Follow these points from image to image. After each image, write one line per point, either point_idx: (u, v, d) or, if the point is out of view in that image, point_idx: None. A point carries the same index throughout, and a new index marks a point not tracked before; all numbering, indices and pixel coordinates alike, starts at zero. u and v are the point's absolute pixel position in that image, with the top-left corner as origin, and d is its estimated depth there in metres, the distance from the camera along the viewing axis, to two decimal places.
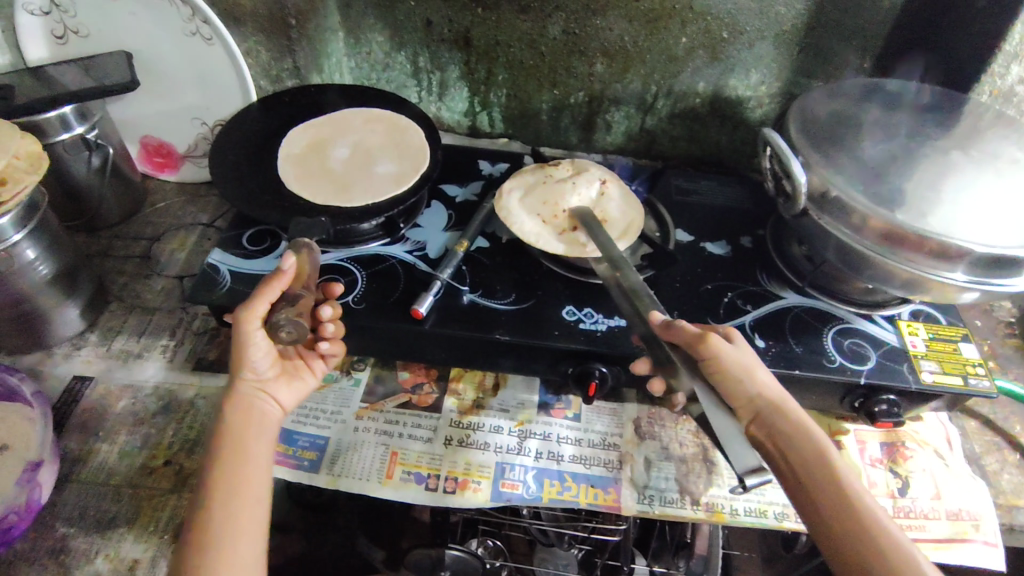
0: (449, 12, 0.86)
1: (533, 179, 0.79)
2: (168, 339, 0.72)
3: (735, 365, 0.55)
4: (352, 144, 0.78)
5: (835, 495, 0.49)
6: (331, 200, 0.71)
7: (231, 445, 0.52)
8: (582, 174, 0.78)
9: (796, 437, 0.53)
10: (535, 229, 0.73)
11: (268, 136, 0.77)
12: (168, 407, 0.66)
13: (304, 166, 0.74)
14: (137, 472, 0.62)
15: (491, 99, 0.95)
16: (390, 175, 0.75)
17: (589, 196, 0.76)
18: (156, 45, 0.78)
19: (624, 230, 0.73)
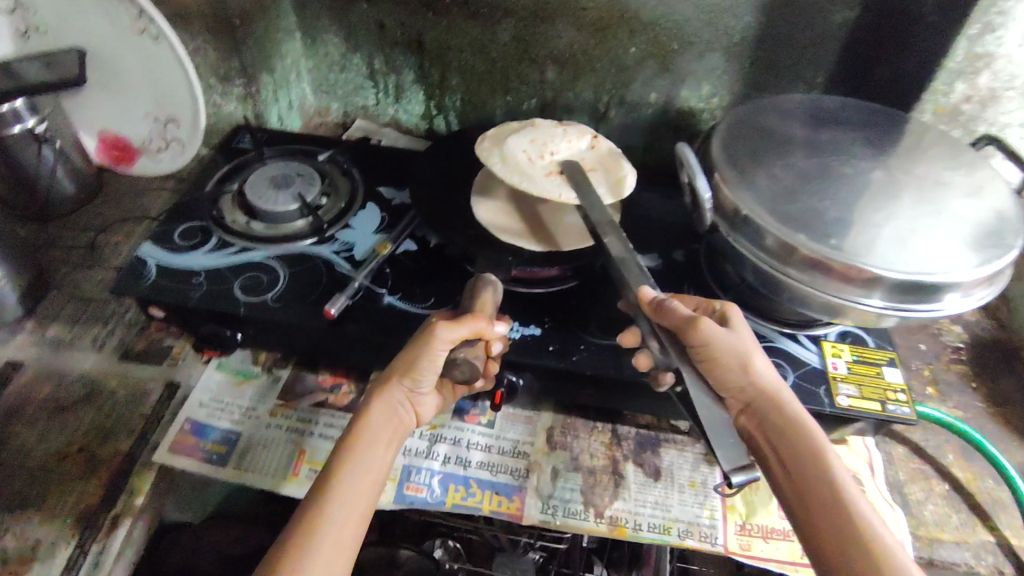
0: (401, 15, 0.86)
1: (515, 124, 0.77)
2: (100, 329, 0.73)
3: (724, 353, 0.53)
4: None
5: (824, 491, 0.48)
6: (516, 238, 0.71)
7: (356, 453, 0.53)
8: (573, 127, 0.76)
9: (789, 429, 0.52)
10: (521, 163, 0.70)
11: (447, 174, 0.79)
12: (91, 394, 0.68)
13: (506, 213, 0.74)
14: (52, 456, 0.63)
15: (447, 103, 0.95)
16: (579, 226, 0.72)
17: (580, 144, 0.74)
18: (108, 42, 0.80)
19: (618, 179, 0.70)
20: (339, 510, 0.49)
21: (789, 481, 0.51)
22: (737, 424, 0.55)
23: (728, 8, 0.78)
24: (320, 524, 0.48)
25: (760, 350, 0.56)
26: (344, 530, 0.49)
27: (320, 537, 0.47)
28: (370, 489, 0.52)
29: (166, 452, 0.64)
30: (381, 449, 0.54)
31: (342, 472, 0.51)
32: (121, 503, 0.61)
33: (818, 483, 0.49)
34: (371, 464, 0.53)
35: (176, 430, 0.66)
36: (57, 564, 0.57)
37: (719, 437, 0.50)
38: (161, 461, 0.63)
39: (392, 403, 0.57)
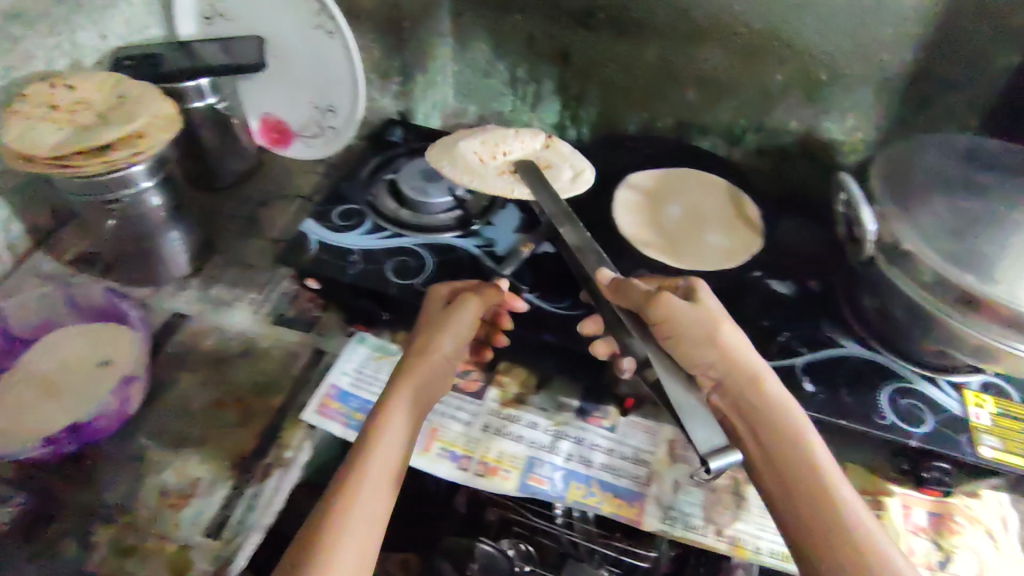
0: (552, 29, 0.90)
1: (473, 133, 0.87)
2: (256, 294, 0.79)
3: (687, 328, 0.56)
4: (681, 203, 0.79)
5: (803, 468, 0.51)
6: (663, 256, 0.72)
7: (383, 424, 0.56)
8: (525, 129, 0.86)
9: (762, 408, 0.54)
10: (478, 172, 0.80)
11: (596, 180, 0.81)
12: (247, 352, 0.74)
13: (643, 231, 0.75)
14: (213, 404, 0.69)
15: (581, 116, 0.98)
16: (720, 248, 0.75)
17: (533, 145, 0.84)
18: (283, 33, 0.86)
19: (572, 176, 0.79)
20: (370, 480, 0.52)
21: (765, 462, 0.53)
22: (710, 404, 0.56)
23: (886, 43, 0.78)
24: (354, 495, 0.51)
25: (729, 321, 0.59)
26: (373, 496, 0.52)
27: (356, 506, 0.50)
28: (396, 457, 0.55)
29: (314, 414, 0.68)
30: (405, 417, 0.57)
31: (372, 445, 0.54)
32: (272, 455, 0.65)
33: (794, 461, 0.52)
34: (398, 433, 0.56)
35: (322, 394, 0.70)
36: (216, 501, 0.62)
37: (691, 418, 0.54)
38: (310, 421, 0.68)
39: (420, 377, 0.60)
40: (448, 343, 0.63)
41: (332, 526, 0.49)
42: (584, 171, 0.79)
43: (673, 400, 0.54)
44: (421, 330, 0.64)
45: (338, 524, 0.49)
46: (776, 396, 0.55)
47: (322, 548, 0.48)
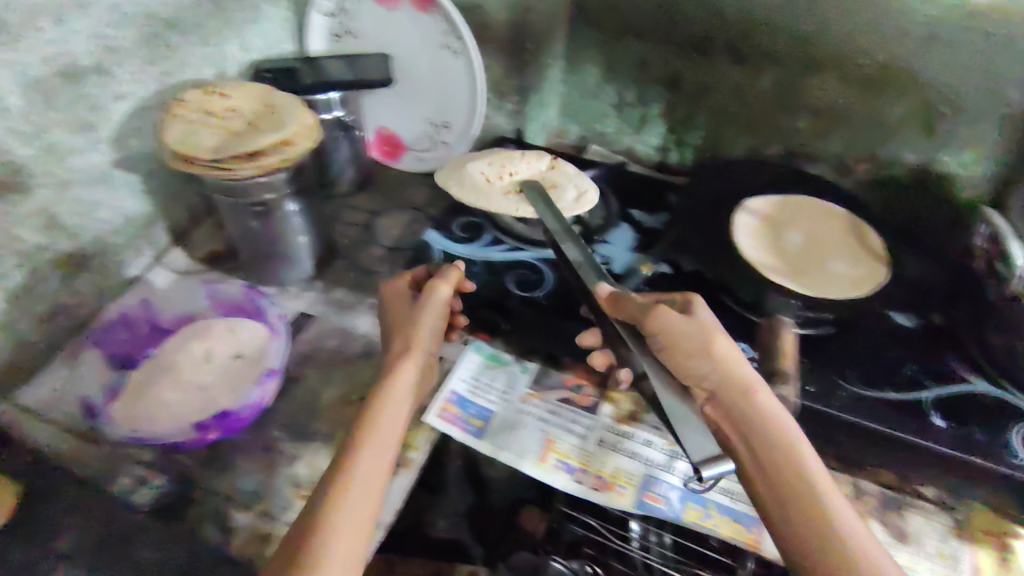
0: (667, 55, 0.92)
1: (487, 152, 0.88)
2: (374, 298, 0.82)
3: (681, 339, 0.57)
4: (800, 230, 0.80)
5: (798, 482, 0.51)
6: (791, 282, 0.73)
7: (378, 415, 0.56)
8: (532, 152, 0.88)
9: (756, 418, 0.54)
10: (487, 191, 0.81)
11: (715, 202, 0.82)
12: (368, 353, 0.76)
13: (768, 256, 0.76)
14: (338, 401, 0.72)
15: (686, 139, 1.00)
16: (845, 276, 0.76)
17: (539, 167, 0.86)
18: (409, 51, 0.90)
19: (577, 197, 0.80)
20: (369, 469, 0.52)
21: (761, 476, 0.52)
22: (703, 415, 0.56)
23: (1016, 78, 0.77)
24: (349, 483, 0.50)
25: (722, 331, 0.59)
26: (371, 483, 0.51)
27: (351, 494, 0.50)
28: (388, 450, 0.54)
29: (435, 417, 0.71)
30: (405, 410, 0.58)
31: (370, 436, 0.54)
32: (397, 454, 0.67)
33: (789, 475, 0.51)
34: (394, 424, 0.56)
35: (442, 399, 0.72)
36: None
37: (682, 429, 0.55)
38: (432, 424, 0.70)
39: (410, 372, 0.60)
40: (428, 336, 0.64)
41: (329, 513, 0.48)
42: (590, 193, 0.80)
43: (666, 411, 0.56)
44: (393, 321, 0.66)
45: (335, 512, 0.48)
46: (771, 406, 0.55)
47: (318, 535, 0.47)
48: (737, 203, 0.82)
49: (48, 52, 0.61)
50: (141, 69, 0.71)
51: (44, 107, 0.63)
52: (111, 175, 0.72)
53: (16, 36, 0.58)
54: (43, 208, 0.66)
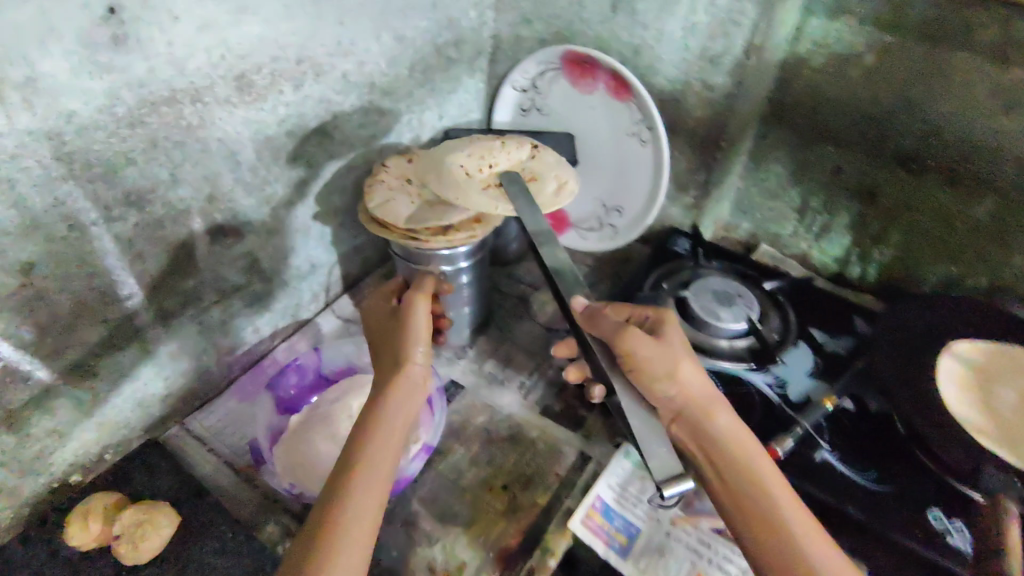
0: (867, 166, 0.86)
1: (459, 143, 0.75)
2: (526, 378, 0.80)
3: (652, 363, 0.55)
4: (1017, 389, 0.69)
5: (764, 499, 0.51)
6: (1000, 448, 0.63)
7: (386, 418, 0.55)
8: (512, 138, 0.76)
9: (718, 441, 0.54)
10: (461, 185, 0.69)
11: (918, 336, 0.73)
12: (514, 437, 0.74)
13: (972, 413, 0.66)
14: (480, 484, 0.69)
15: (873, 254, 0.92)
16: None
17: (519, 158, 0.74)
18: (594, 133, 0.90)
19: (558, 191, 0.70)
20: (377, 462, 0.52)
21: (728, 498, 0.52)
22: (669, 434, 0.56)
23: None
24: (352, 475, 0.51)
25: (685, 350, 0.58)
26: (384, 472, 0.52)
27: (359, 484, 0.50)
28: (389, 438, 0.54)
29: (580, 525, 0.65)
30: (411, 411, 0.57)
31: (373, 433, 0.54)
32: (536, 558, 0.63)
33: (755, 493, 0.51)
34: (400, 423, 0.56)
35: (587, 504, 0.67)
36: None
37: (650, 451, 0.52)
38: (576, 532, 0.65)
39: (411, 385, 0.59)
40: (419, 353, 0.61)
41: (342, 503, 0.49)
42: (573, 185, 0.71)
43: (637, 433, 0.53)
44: (381, 336, 0.65)
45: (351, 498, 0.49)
46: (732, 424, 0.55)
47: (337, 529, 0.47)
48: (944, 342, 0.73)
49: (284, 114, 0.66)
50: (353, 132, 0.75)
51: (270, 161, 0.67)
52: (309, 226, 0.76)
53: (264, 98, 0.63)
54: (249, 252, 0.70)
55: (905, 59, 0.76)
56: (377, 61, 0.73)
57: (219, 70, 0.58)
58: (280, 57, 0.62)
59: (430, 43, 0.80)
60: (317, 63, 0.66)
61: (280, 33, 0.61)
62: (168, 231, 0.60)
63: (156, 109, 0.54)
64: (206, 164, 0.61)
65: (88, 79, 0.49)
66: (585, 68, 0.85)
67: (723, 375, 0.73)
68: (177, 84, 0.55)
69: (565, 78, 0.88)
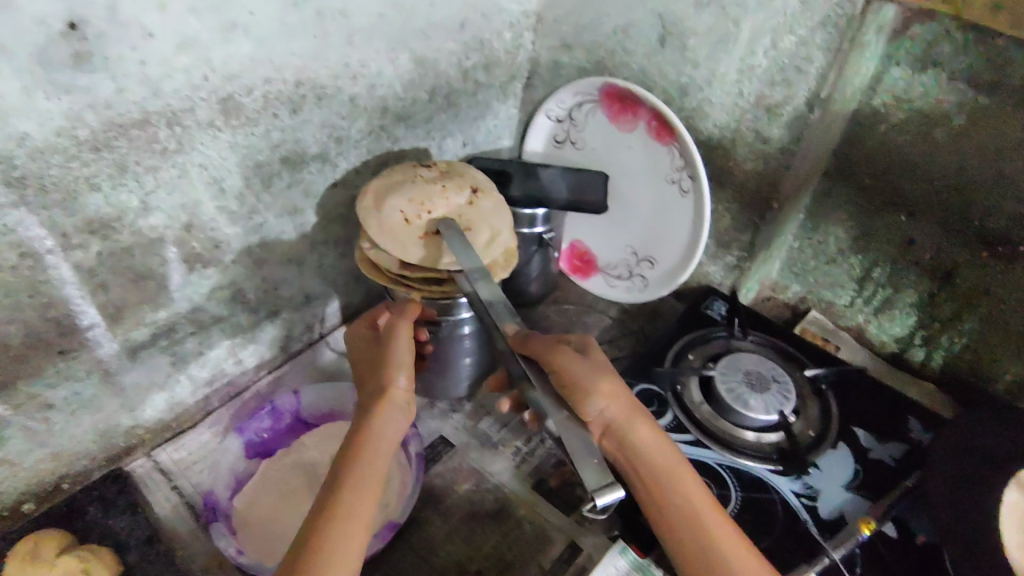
0: (944, 242, 0.74)
1: (400, 176, 0.68)
2: (522, 444, 0.73)
3: (583, 381, 0.54)
4: None
5: (684, 495, 0.52)
6: None
7: (374, 439, 0.53)
8: (454, 177, 0.69)
9: (645, 450, 0.54)
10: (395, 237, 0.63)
11: (987, 459, 0.61)
12: (499, 514, 0.66)
13: None
14: (453, 566, 0.62)
15: (941, 341, 0.80)
16: None
17: (458, 203, 0.67)
18: (631, 175, 0.81)
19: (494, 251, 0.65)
20: (365, 480, 0.50)
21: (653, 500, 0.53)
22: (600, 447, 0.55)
23: None
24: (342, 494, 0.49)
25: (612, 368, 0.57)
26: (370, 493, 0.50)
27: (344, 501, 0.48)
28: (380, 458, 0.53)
29: None
30: (396, 433, 0.56)
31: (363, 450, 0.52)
32: None
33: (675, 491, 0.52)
34: (388, 445, 0.54)
35: None
36: None
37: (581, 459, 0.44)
38: None
39: (396, 408, 0.57)
40: (404, 377, 0.59)
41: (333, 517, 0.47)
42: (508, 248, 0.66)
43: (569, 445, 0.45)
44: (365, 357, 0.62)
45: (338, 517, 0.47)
46: (656, 431, 0.55)
47: (322, 548, 0.45)
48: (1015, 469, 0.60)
49: (278, 140, 0.60)
50: (359, 160, 0.69)
51: (261, 189, 0.61)
52: (303, 255, 0.70)
53: (255, 122, 0.57)
54: (233, 282, 0.65)
55: (1000, 126, 0.65)
56: (391, 85, 0.67)
57: (202, 92, 0.52)
58: (275, 79, 0.56)
59: (455, 67, 0.73)
60: (319, 86, 0.60)
61: (277, 54, 0.55)
62: (137, 260, 0.55)
63: (125, 133, 0.49)
64: (184, 191, 0.55)
65: (44, 100, 0.44)
66: (626, 103, 0.77)
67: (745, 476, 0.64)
68: (151, 106, 0.50)
69: (603, 112, 0.80)
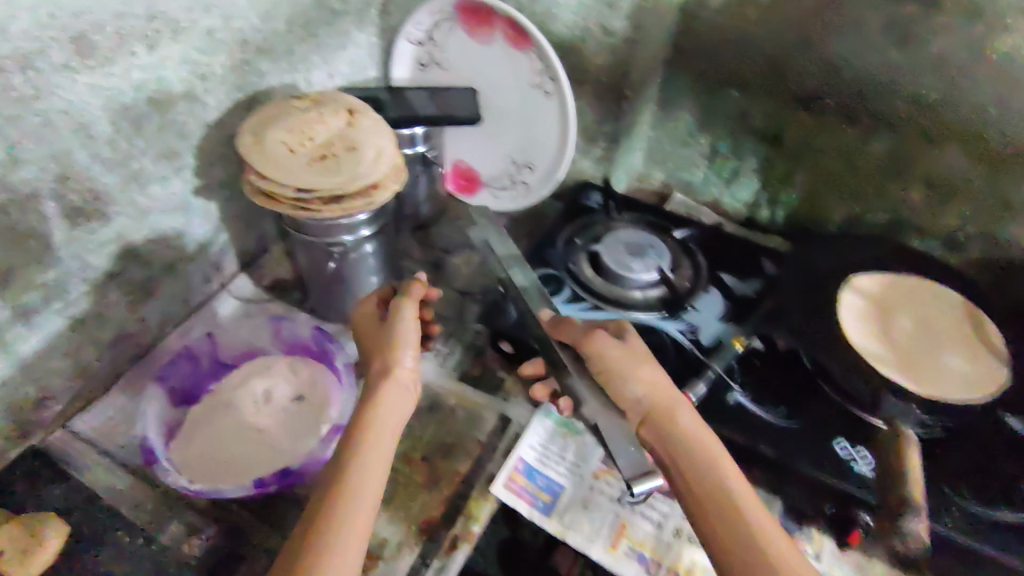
0: (771, 108, 0.86)
1: (276, 110, 0.69)
2: (441, 346, 0.78)
3: (620, 365, 0.57)
4: (914, 316, 0.72)
5: (721, 491, 0.49)
6: (899, 373, 0.66)
7: (375, 433, 0.53)
8: (329, 104, 0.71)
9: (682, 438, 0.53)
10: (281, 163, 0.64)
11: (825, 276, 0.75)
12: (432, 407, 0.72)
13: (873, 343, 0.68)
14: (398, 459, 0.67)
15: (780, 196, 0.93)
16: (964, 372, 0.66)
17: (337, 126, 0.69)
18: (499, 87, 0.86)
19: (380, 161, 0.67)
20: (365, 466, 0.51)
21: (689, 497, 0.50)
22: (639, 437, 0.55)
23: None
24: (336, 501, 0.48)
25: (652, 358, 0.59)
26: (376, 472, 0.51)
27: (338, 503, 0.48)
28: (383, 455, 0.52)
29: (503, 488, 0.65)
30: (400, 417, 0.55)
31: (367, 432, 0.53)
32: (458, 526, 0.62)
33: (714, 491, 0.49)
34: (393, 425, 0.54)
35: (510, 467, 0.67)
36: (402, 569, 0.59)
37: (618, 449, 0.58)
38: (500, 496, 0.64)
39: (401, 391, 0.57)
40: (408, 357, 0.59)
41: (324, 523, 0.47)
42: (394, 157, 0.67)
43: (606, 435, 0.59)
44: (370, 344, 0.61)
45: (336, 509, 0.48)
46: (696, 424, 0.54)
47: (318, 545, 0.46)
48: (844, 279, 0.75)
49: (140, 80, 0.59)
50: (229, 96, 0.69)
51: (132, 133, 0.60)
52: (189, 201, 0.70)
53: (113, 62, 0.56)
54: (120, 236, 0.64)
55: None
56: (249, 16, 0.67)
57: (52, 32, 0.51)
58: (126, 14, 0.55)
59: None
60: (174, 19, 0.59)
61: None
62: (16, 219, 0.54)
63: None
64: (51, 140, 0.54)
65: None
66: (482, 16, 0.81)
67: (638, 328, 0.73)
68: None
69: (462, 29, 0.84)
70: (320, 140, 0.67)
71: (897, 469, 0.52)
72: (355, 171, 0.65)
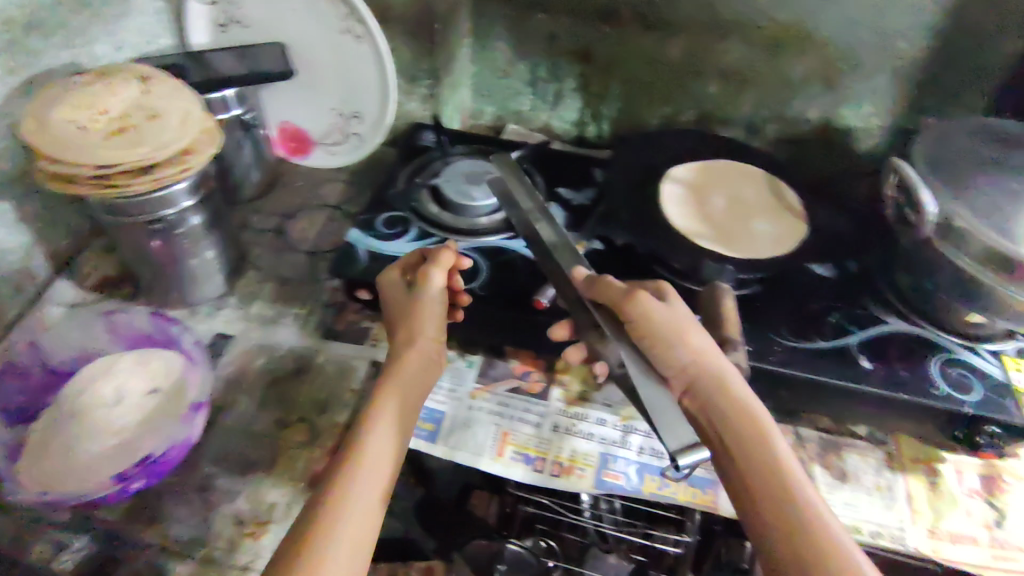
0: (576, 26, 0.90)
1: (54, 89, 0.63)
2: (299, 310, 0.76)
3: (666, 332, 0.53)
4: (724, 194, 0.81)
5: (763, 467, 0.47)
6: (717, 244, 0.73)
7: (379, 427, 0.52)
8: (118, 75, 0.66)
9: (729, 411, 0.50)
10: (72, 141, 0.59)
11: (646, 171, 0.82)
12: (301, 368, 0.71)
13: (693, 223, 0.76)
14: (273, 425, 0.66)
15: (602, 112, 0.98)
16: (770, 234, 0.76)
17: (131, 95, 0.64)
18: (308, 39, 0.83)
19: (188, 125, 0.63)
20: (371, 463, 0.49)
21: (733, 471, 0.48)
22: (681, 407, 0.52)
23: (901, 32, 0.79)
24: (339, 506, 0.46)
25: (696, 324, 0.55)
26: (381, 471, 0.50)
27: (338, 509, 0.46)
28: (389, 450, 0.51)
29: None
30: (417, 395, 0.57)
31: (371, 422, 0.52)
32: None
33: (760, 468, 0.47)
34: (411, 404, 0.56)
35: None
36: None
37: (659, 419, 0.52)
38: None
39: (425, 358, 0.60)
40: (433, 328, 0.61)
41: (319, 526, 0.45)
42: (203, 119, 0.64)
43: (649, 407, 0.53)
44: (396, 312, 0.63)
45: (339, 515, 0.46)
46: (747, 401, 0.51)
47: (307, 543, 0.44)
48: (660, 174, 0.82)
49: None
50: None
51: None
52: None
53: None
54: None
55: None
56: None
57: None
58: None
59: None
60: None
61: None
62: None
63: None
64: None
65: None
66: None
67: (488, 250, 0.75)
68: None
69: None
70: (115, 113, 0.62)
71: (720, 317, 0.62)
72: (162, 138, 0.61)
